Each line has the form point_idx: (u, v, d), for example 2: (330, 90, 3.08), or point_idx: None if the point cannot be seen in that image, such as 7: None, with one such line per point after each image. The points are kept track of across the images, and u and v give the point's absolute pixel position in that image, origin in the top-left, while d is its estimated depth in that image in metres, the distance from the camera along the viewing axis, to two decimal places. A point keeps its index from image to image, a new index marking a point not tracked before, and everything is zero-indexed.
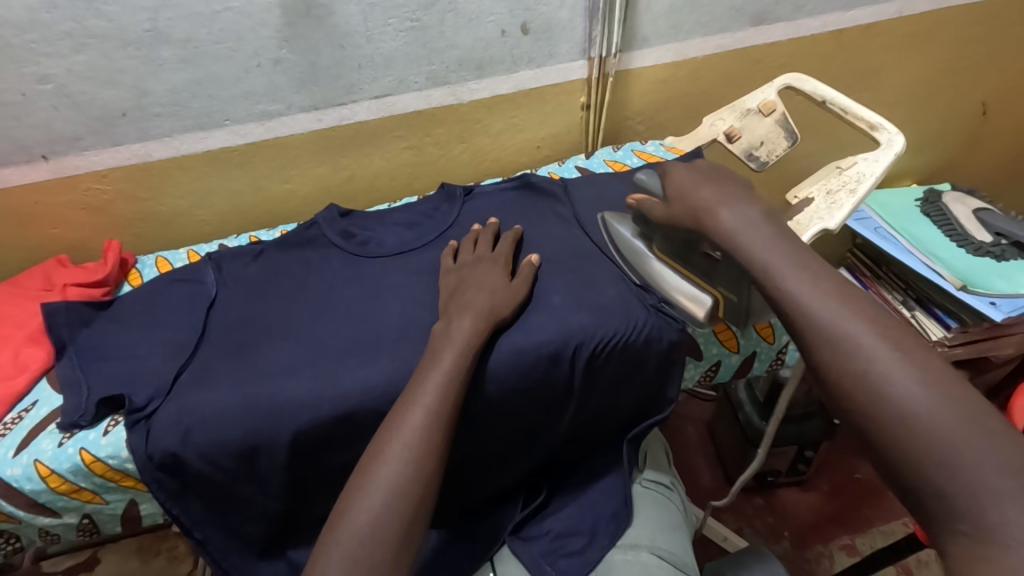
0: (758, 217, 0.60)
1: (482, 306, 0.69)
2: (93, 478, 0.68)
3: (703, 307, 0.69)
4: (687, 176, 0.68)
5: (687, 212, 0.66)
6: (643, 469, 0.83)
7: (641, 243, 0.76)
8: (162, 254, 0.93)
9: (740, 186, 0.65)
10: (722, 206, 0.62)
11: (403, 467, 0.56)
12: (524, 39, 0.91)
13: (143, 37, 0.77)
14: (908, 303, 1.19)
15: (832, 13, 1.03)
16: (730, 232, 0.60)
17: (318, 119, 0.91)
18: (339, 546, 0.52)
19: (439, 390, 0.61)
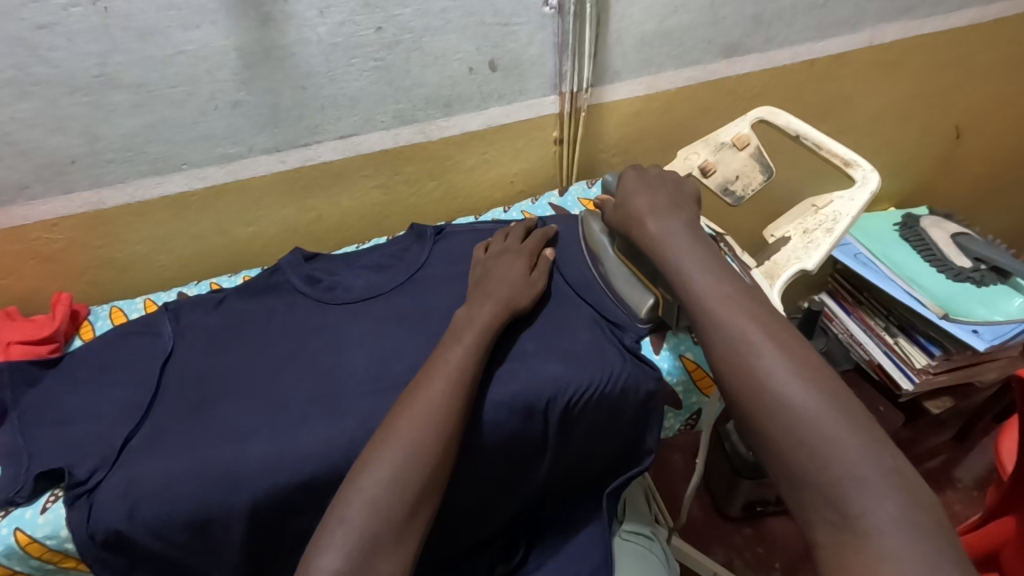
0: (679, 228, 0.67)
1: (504, 298, 0.70)
2: (31, 557, 0.64)
3: (644, 303, 0.72)
4: (633, 181, 0.74)
5: (623, 220, 0.72)
6: (622, 520, 0.81)
7: (605, 238, 0.79)
8: (118, 304, 0.89)
9: (672, 197, 0.72)
10: (649, 217, 0.69)
11: (389, 477, 0.55)
12: (492, 76, 0.89)
13: (92, 83, 0.74)
14: (891, 330, 1.18)
15: (802, 44, 1.03)
16: (657, 242, 0.67)
17: (281, 161, 0.88)
18: (340, 536, 0.52)
19: (446, 398, 0.59)
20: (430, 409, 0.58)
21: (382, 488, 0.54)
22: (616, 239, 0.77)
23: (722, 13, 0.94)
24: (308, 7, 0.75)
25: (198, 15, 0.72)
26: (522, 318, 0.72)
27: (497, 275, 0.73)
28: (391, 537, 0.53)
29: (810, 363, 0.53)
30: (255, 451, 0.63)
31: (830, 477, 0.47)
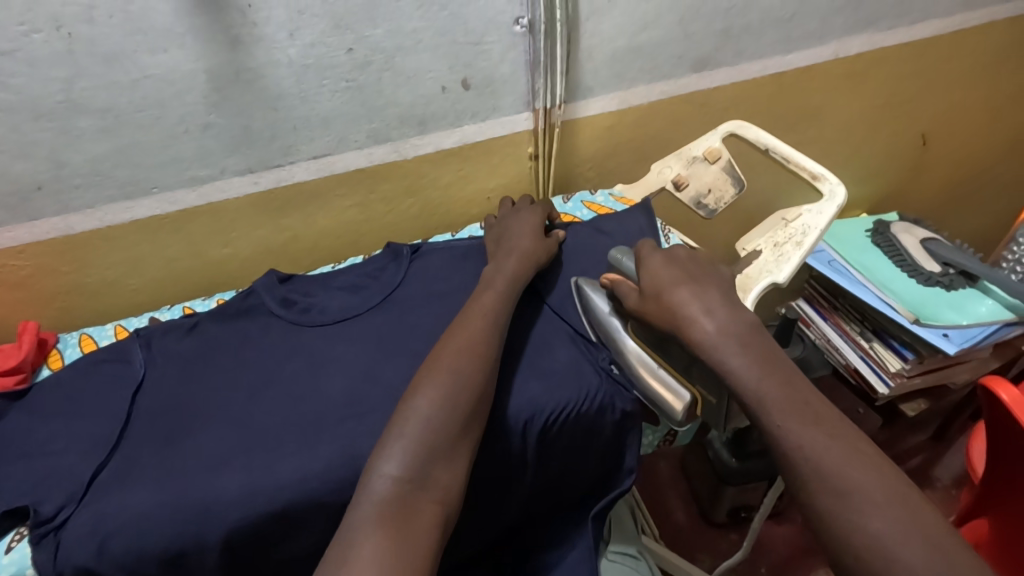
0: (743, 330, 0.58)
1: (525, 249, 0.77)
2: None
3: (681, 402, 0.63)
4: (666, 266, 0.65)
5: (664, 314, 0.62)
6: (610, 540, 0.81)
7: (617, 321, 0.69)
8: (87, 330, 0.88)
9: (720, 287, 0.63)
10: (704, 316, 0.59)
11: (443, 400, 0.58)
12: (466, 94, 0.90)
13: (56, 108, 0.73)
14: (866, 334, 1.20)
15: (771, 58, 1.05)
16: (715, 350, 0.57)
17: (254, 182, 0.88)
18: (406, 445, 0.55)
19: (487, 332, 0.65)
20: (474, 341, 0.63)
21: (443, 407, 0.58)
22: (631, 322, 0.69)
23: (691, 29, 0.95)
24: (277, 29, 0.75)
25: (165, 39, 0.71)
26: None
27: (479, 282, 0.73)
28: (447, 451, 0.56)
29: (777, 379, 0.54)
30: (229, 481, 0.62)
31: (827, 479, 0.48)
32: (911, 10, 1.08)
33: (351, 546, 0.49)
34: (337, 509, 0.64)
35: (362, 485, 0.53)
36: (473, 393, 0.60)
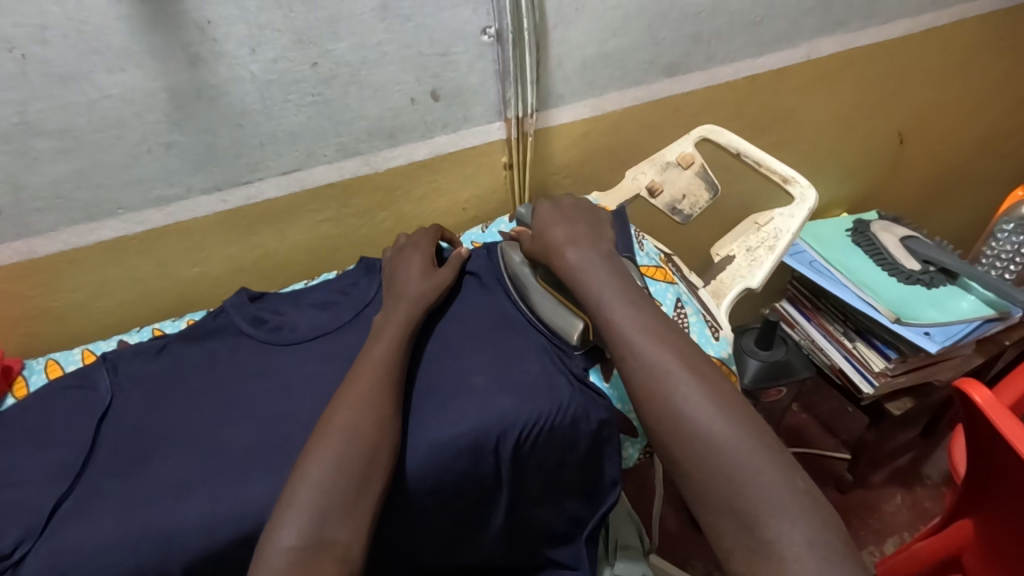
0: (598, 255, 0.70)
1: (411, 296, 0.75)
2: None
3: (574, 330, 0.72)
4: (550, 213, 0.78)
5: (544, 250, 0.74)
6: (614, 564, 0.81)
7: (525, 269, 0.80)
8: (54, 355, 0.85)
9: (589, 225, 0.75)
10: (568, 246, 0.71)
11: (336, 459, 0.57)
12: (435, 105, 0.89)
13: (13, 131, 0.71)
14: (849, 334, 1.20)
15: (743, 61, 1.05)
16: (576, 270, 0.69)
17: (222, 200, 0.86)
18: (296, 512, 0.54)
19: (379, 385, 0.64)
20: (372, 386, 0.63)
21: (334, 468, 0.57)
22: (537, 269, 0.79)
23: (661, 35, 0.95)
24: (239, 46, 0.74)
25: (122, 58, 0.70)
26: (475, 339, 0.74)
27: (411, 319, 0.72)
28: (339, 510, 0.55)
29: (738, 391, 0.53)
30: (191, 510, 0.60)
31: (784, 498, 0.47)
32: (880, 11, 1.08)
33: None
34: None
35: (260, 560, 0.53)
36: (367, 442, 0.59)
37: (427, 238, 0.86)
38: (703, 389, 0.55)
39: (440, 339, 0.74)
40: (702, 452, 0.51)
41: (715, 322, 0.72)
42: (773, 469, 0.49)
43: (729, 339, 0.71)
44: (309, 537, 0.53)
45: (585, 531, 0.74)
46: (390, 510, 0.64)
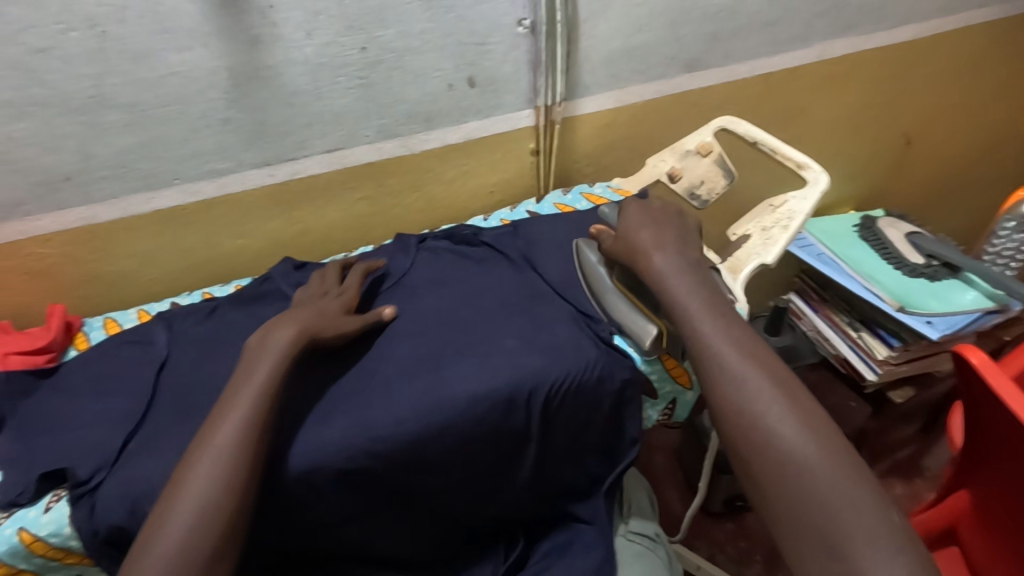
0: (684, 263, 0.71)
1: (302, 323, 0.70)
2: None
3: (649, 334, 0.74)
4: (637, 216, 0.78)
5: (627, 252, 0.75)
6: (628, 520, 0.86)
7: (604, 269, 0.81)
8: (111, 315, 0.91)
9: (674, 232, 0.76)
10: (655, 252, 0.72)
11: (192, 514, 0.57)
12: (470, 92, 0.95)
13: (87, 103, 0.77)
14: (854, 324, 1.25)
15: (759, 59, 1.10)
16: (661, 277, 0.70)
17: (270, 174, 0.92)
18: (172, 530, 0.56)
19: (242, 433, 0.61)
20: (260, 386, 0.64)
21: (190, 524, 0.56)
22: (616, 270, 0.80)
23: (683, 31, 1.01)
24: (295, 30, 0.80)
25: (191, 38, 0.76)
26: (508, 306, 0.80)
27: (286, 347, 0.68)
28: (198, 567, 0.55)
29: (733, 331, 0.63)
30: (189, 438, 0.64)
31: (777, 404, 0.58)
32: (889, 15, 1.14)
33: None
34: (352, 476, 0.68)
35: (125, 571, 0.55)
36: (227, 496, 0.58)
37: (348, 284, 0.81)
38: (729, 338, 0.62)
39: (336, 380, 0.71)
40: (715, 390, 0.60)
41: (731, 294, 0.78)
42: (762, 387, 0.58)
43: (744, 309, 0.77)
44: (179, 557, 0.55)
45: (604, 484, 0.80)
46: (431, 455, 0.69)
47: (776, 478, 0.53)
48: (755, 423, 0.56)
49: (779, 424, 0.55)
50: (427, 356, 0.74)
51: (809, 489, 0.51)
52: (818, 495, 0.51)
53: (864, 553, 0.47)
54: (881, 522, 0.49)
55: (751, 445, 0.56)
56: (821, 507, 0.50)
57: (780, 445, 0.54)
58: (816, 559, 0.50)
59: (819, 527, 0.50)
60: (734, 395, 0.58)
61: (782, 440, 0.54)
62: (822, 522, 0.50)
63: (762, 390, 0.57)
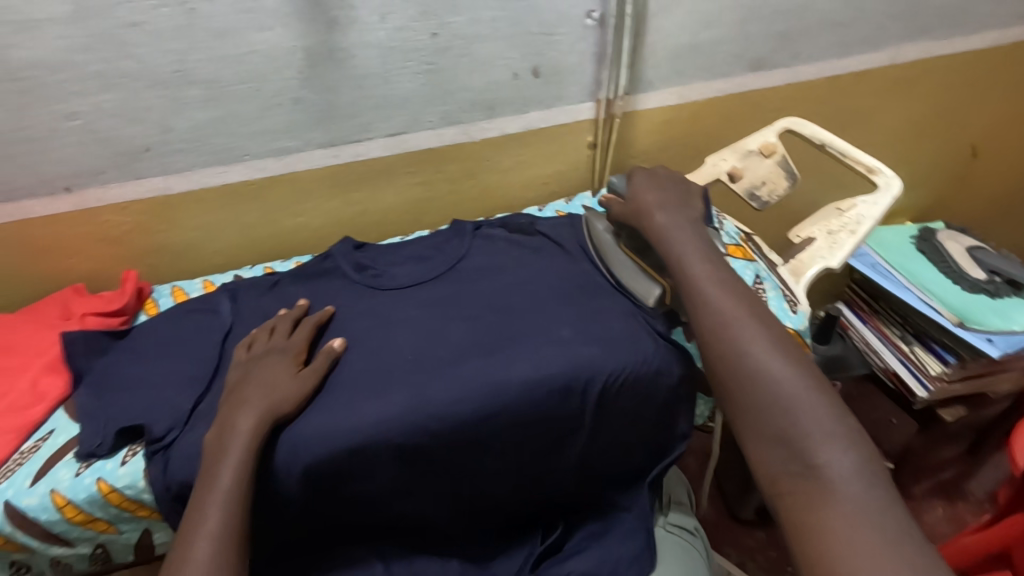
0: (683, 220, 0.75)
1: (258, 408, 0.65)
2: (66, 519, 0.67)
3: (653, 294, 0.75)
4: (645, 179, 0.80)
5: (632, 212, 0.78)
6: (667, 513, 0.86)
7: (609, 237, 0.83)
8: (178, 284, 0.95)
9: (678, 194, 0.79)
10: (657, 210, 0.76)
11: (213, 547, 0.57)
12: (534, 82, 0.95)
13: (171, 77, 0.80)
14: (906, 338, 1.22)
15: (827, 61, 1.08)
16: (664, 231, 0.73)
17: (334, 155, 0.94)
18: (226, 465, 0.61)
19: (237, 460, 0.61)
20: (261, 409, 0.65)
21: (210, 562, 0.57)
22: (620, 236, 0.82)
23: (751, 29, 0.99)
24: (370, 13, 0.82)
25: (272, 18, 0.79)
26: (563, 296, 0.79)
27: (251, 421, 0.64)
28: None
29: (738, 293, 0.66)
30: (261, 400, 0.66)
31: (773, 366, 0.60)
32: (965, 20, 1.10)
33: (185, 559, 0.57)
34: (409, 452, 0.69)
35: (191, 508, 0.60)
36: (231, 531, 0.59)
37: (293, 340, 0.73)
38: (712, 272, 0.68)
39: (319, 410, 0.68)
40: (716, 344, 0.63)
41: (793, 297, 0.77)
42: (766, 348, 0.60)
43: (805, 313, 0.76)
44: (235, 486, 0.60)
45: (648, 477, 0.81)
46: (486, 437, 0.71)
47: (747, 389, 0.59)
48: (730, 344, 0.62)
49: (753, 346, 0.61)
50: (482, 340, 0.74)
51: (775, 397, 0.57)
52: (782, 401, 0.57)
53: (819, 447, 0.53)
54: (835, 425, 0.54)
55: (728, 363, 0.61)
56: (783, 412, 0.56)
57: (754, 362, 0.60)
58: (778, 456, 0.55)
59: (780, 428, 0.56)
60: (714, 321, 0.64)
61: (771, 378, 0.58)
62: (785, 423, 0.56)
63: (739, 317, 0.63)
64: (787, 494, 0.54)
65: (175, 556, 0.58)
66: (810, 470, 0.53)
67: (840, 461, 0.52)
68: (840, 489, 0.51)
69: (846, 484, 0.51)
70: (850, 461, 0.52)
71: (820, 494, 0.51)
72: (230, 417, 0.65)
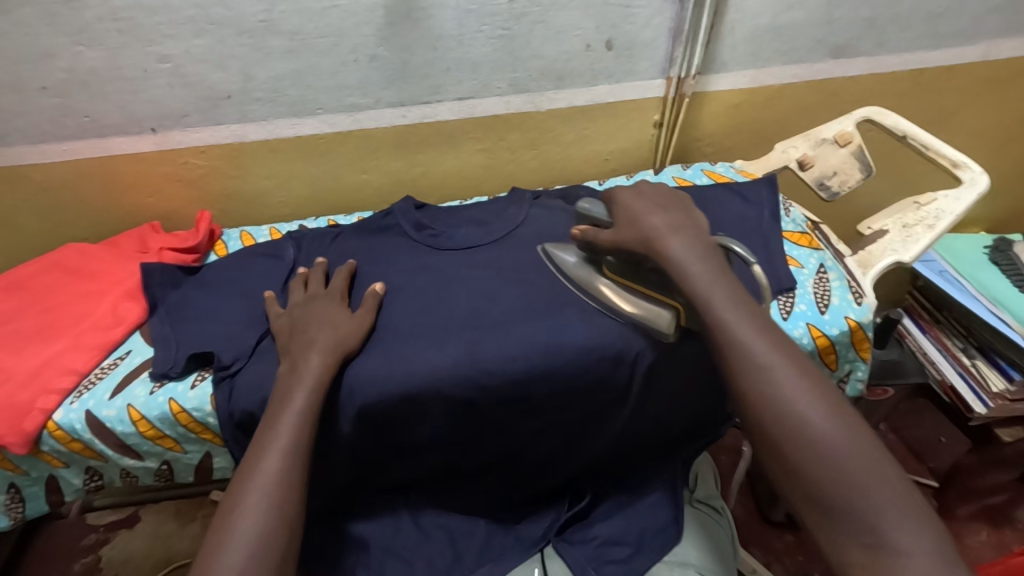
0: (704, 249, 0.63)
1: (325, 342, 0.68)
2: (140, 434, 0.72)
3: (665, 319, 0.67)
4: (635, 202, 0.69)
5: (636, 237, 0.66)
6: (694, 489, 0.83)
7: (590, 269, 0.74)
8: (246, 229, 0.99)
9: (683, 215, 0.67)
10: (670, 236, 0.64)
11: (281, 460, 0.59)
12: (607, 55, 0.94)
13: (257, 26, 0.83)
14: (968, 351, 1.16)
15: (914, 52, 1.03)
16: (678, 265, 0.62)
17: (402, 115, 0.96)
18: (298, 390, 0.64)
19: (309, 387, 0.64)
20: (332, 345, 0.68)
21: (278, 475, 0.58)
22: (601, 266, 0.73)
23: (836, 14, 0.96)
24: None
25: None
26: None
27: (315, 355, 0.66)
28: (284, 518, 0.56)
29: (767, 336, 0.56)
30: (329, 340, 0.68)
31: (795, 415, 0.51)
32: None
33: (257, 469, 0.58)
34: (459, 405, 0.71)
35: (263, 428, 0.62)
36: (298, 450, 0.60)
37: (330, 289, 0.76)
38: (749, 319, 0.57)
39: (379, 353, 0.70)
40: (748, 386, 0.54)
41: (859, 289, 0.77)
42: (802, 395, 0.52)
43: (871, 306, 0.76)
44: (307, 411, 0.62)
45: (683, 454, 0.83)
46: (535, 397, 0.72)
47: (809, 462, 0.49)
48: (777, 406, 0.52)
49: (809, 408, 0.51)
50: (537, 304, 0.74)
51: (835, 465, 0.48)
52: (837, 467, 0.48)
53: (887, 524, 0.45)
54: (899, 498, 0.46)
55: (788, 438, 0.51)
56: (848, 484, 0.47)
57: (811, 428, 0.50)
58: (846, 547, 0.46)
59: (833, 497, 0.48)
60: (751, 365, 0.54)
61: (814, 431, 0.50)
62: (852, 498, 0.47)
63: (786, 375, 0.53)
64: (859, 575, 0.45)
65: (243, 469, 0.59)
66: (881, 548, 0.45)
67: (910, 541, 0.44)
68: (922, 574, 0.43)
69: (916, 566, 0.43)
70: (930, 544, 0.44)
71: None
72: (297, 352, 0.67)
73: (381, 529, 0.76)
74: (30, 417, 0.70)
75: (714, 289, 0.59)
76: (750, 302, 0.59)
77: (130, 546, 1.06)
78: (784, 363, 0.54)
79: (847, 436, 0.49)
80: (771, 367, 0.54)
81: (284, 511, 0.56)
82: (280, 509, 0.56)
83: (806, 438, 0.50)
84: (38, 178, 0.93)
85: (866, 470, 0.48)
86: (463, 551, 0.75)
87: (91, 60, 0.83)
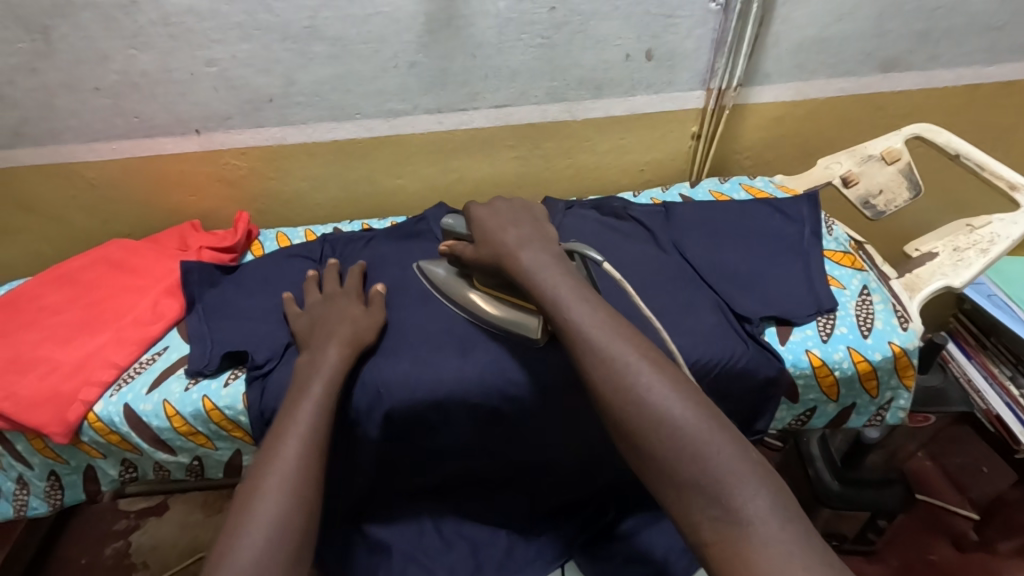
0: (550, 258, 0.60)
1: (346, 335, 0.69)
2: (173, 429, 0.73)
3: (531, 326, 0.66)
4: (485, 215, 0.66)
5: (489, 254, 0.63)
6: None
7: (460, 281, 0.73)
8: (282, 231, 1.01)
9: (534, 224, 0.65)
10: (521, 249, 0.61)
11: (300, 443, 0.57)
12: (646, 65, 0.93)
13: (301, 32, 0.84)
14: (1018, 379, 1.08)
15: (970, 67, 0.99)
16: (529, 275, 0.59)
17: (439, 122, 0.96)
18: (317, 378, 0.64)
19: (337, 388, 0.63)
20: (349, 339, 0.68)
21: (296, 458, 0.56)
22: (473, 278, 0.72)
23: (887, 27, 0.92)
24: None
25: None
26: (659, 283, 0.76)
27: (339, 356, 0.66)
28: (305, 503, 0.53)
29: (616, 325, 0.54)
30: (347, 331, 0.69)
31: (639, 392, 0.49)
32: None
33: (276, 456, 0.56)
34: (483, 413, 0.71)
35: (279, 418, 0.61)
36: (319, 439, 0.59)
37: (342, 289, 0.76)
38: (596, 315, 0.54)
39: (409, 359, 0.70)
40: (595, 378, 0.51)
41: (905, 314, 0.74)
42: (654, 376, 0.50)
43: (917, 332, 0.73)
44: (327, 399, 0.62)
45: None
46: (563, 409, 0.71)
47: (660, 445, 0.47)
48: (629, 396, 0.49)
49: (651, 390, 0.49)
50: None
51: (685, 446, 0.46)
52: (683, 442, 0.46)
53: (735, 488, 0.43)
54: (744, 464, 0.44)
55: (639, 421, 0.48)
56: (695, 461, 0.45)
57: (661, 407, 0.48)
58: (701, 520, 0.44)
59: (684, 470, 0.45)
60: (594, 356, 0.52)
61: (662, 411, 0.48)
62: (700, 477, 0.45)
63: (636, 364, 0.50)
64: (713, 552, 0.42)
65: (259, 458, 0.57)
66: (729, 520, 0.42)
67: (762, 503, 0.42)
68: (762, 541, 0.41)
69: (764, 525, 0.41)
70: (768, 509, 0.42)
71: (750, 539, 0.41)
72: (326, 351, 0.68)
73: (403, 535, 0.76)
74: (72, 407, 0.72)
75: (559, 284, 0.57)
76: (596, 299, 0.56)
77: (158, 533, 1.08)
78: (628, 348, 0.52)
79: (695, 413, 0.47)
80: (616, 350, 0.51)
81: (302, 494, 0.54)
82: (299, 492, 0.54)
83: (657, 417, 0.47)
84: (90, 176, 0.97)
85: (715, 440, 0.46)
86: (483, 561, 0.74)
87: (143, 63, 0.85)
